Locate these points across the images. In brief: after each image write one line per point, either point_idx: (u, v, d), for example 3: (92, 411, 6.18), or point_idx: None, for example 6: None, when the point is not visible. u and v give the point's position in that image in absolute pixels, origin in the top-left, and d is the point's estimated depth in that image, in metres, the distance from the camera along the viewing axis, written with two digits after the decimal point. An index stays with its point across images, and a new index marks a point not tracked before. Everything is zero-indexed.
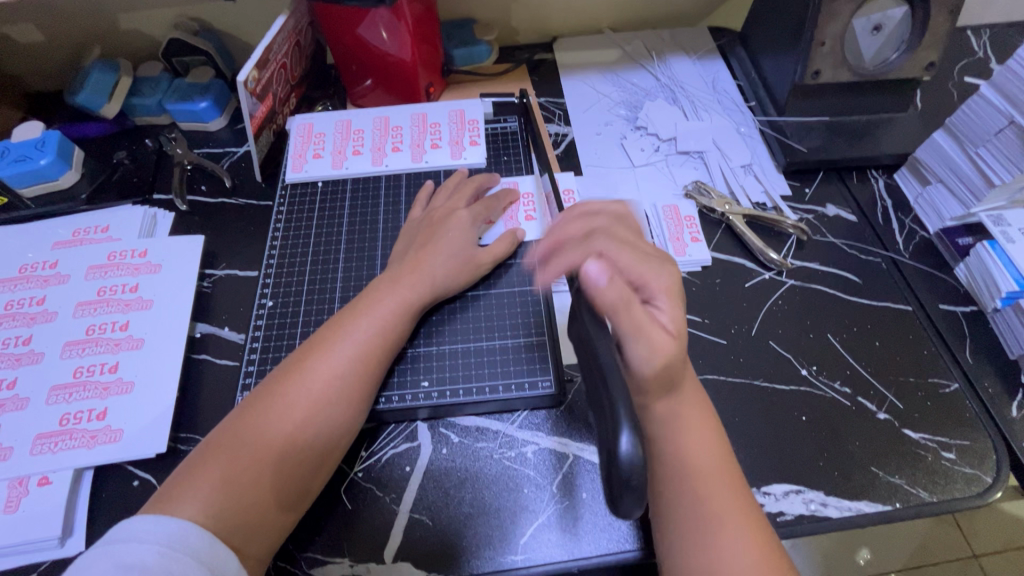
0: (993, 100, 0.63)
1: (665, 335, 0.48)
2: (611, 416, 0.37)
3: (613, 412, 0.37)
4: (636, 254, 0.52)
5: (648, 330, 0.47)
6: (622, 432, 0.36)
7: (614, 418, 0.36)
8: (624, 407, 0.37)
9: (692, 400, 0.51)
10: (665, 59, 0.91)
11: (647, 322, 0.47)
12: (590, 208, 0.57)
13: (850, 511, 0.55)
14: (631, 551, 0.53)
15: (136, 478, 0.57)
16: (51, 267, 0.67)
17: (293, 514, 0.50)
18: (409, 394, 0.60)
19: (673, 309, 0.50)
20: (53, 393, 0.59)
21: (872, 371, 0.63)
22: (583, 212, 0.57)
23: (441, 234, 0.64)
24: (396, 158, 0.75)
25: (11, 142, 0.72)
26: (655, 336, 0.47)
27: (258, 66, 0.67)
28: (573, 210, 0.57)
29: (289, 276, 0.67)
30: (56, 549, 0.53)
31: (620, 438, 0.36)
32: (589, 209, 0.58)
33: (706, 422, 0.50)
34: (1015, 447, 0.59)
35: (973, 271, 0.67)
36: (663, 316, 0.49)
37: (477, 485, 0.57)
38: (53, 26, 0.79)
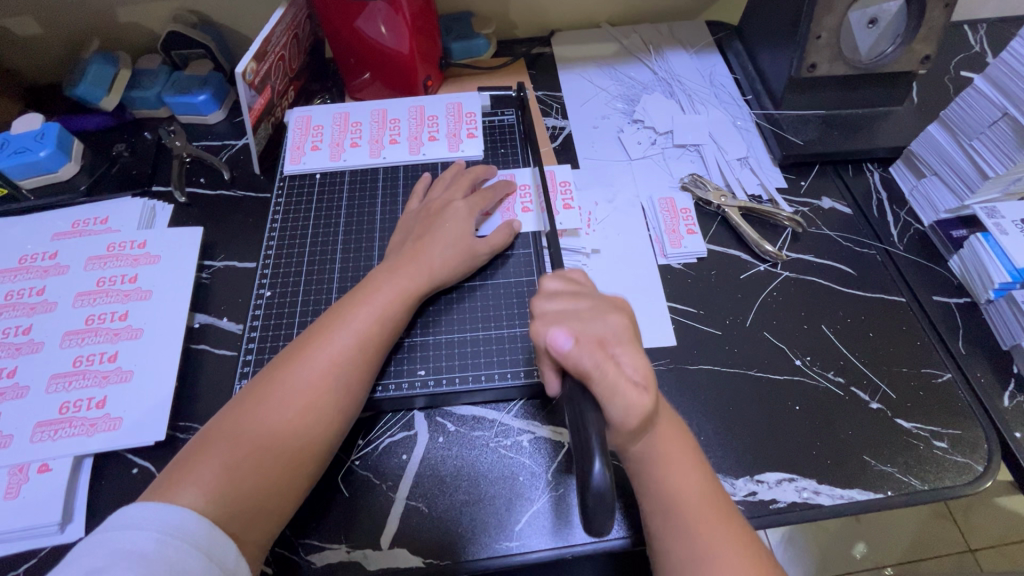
0: (987, 92, 0.63)
1: (637, 391, 0.46)
2: (585, 446, 0.42)
3: (586, 447, 0.42)
4: (595, 308, 0.51)
5: (615, 385, 0.46)
6: (594, 461, 0.40)
7: (587, 451, 0.41)
8: (597, 441, 0.42)
9: (671, 436, 0.50)
10: (662, 53, 0.92)
11: (615, 376, 0.46)
12: (563, 273, 0.56)
13: (842, 499, 0.55)
14: (620, 539, 0.54)
15: (135, 466, 0.57)
16: (50, 258, 0.68)
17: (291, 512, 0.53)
18: (406, 383, 0.60)
19: (636, 356, 0.48)
20: (53, 381, 0.60)
21: (866, 362, 0.63)
22: (560, 278, 0.55)
23: (438, 225, 0.64)
24: (394, 150, 0.76)
25: (11, 134, 0.73)
26: (629, 393, 0.46)
27: (256, 58, 0.68)
28: (551, 275, 0.56)
29: (287, 267, 0.67)
30: (57, 534, 0.53)
31: (592, 465, 0.40)
32: (564, 275, 0.56)
33: (689, 455, 0.50)
34: (1006, 437, 0.59)
35: (967, 264, 0.67)
36: (629, 368, 0.47)
37: (472, 473, 0.57)
38: (52, 19, 0.79)
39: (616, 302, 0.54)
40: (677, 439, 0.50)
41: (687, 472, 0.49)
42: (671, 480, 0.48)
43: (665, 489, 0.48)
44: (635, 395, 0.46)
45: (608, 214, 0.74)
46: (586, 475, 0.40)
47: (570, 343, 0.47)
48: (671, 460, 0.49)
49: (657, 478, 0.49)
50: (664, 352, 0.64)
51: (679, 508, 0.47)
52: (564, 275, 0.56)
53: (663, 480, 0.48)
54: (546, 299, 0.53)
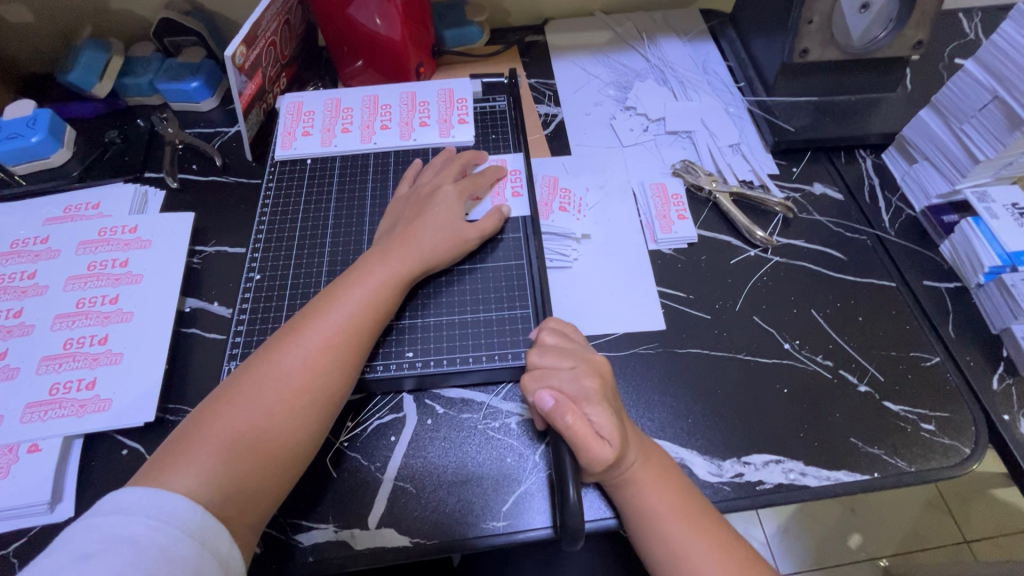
0: (978, 76, 0.63)
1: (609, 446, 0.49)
2: (562, 482, 0.47)
3: (563, 478, 0.47)
4: (575, 368, 0.54)
5: (583, 440, 0.49)
6: (569, 490, 0.46)
7: (563, 483, 0.47)
8: (570, 474, 0.48)
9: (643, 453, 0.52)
10: (655, 41, 0.91)
11: (584, 432, 0.49)
12: (560, 327, 0.58)
13: (829, 480, 0.56)
14: (610, 518, 0.54)
15: (124, 447, 0.58)
16: (42, 243, 0.68)
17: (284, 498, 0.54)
18: (395, 364, 0.60)
19: (607, 414, 0.51)
20: (43, 363, 0.60)
21: (855, 345, 0.63)
22: (554, 331, 0.57)
23: (428, 209, 0.64)
24: (384, 136, 0.76)
25: (3, 121, 0.73)
26: (595, 447, 0.49)
27: (246, 43, 0.68)
28: (545, 327, 0.57)
29: (276, 250, 0.68)
30: (47, 513, 0.54)
31: (568, 494, 0.46)
32: (557, 329, 0.58)
33: (662, 469, 0.52)
34: (994, 419, 0.59)
35: (958, 248, 0.67)
36: (599, 424, 0.50)
37: (460, 455, 0.58)
38: (45, 6, 0.79)
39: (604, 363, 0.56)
40: (647, 457, 0.52)
41: (661, 485, 0.50)
42: (645, 497, 0.50)
43: (643, 507, 0.50)
44: (602, 449, 0.49)
45: (599, 200, 0.74)
46: (563, 503, 0.45)
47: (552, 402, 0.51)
48: (644, 477, 0.50)
49: (631, 499, 0.50)
50: (652, 336, 0.64)
51: (657, 525, 0.49)
52: (559, 330, 0.57)
53: (638, 501, 0.50)
54: (536, 355, 0.55)
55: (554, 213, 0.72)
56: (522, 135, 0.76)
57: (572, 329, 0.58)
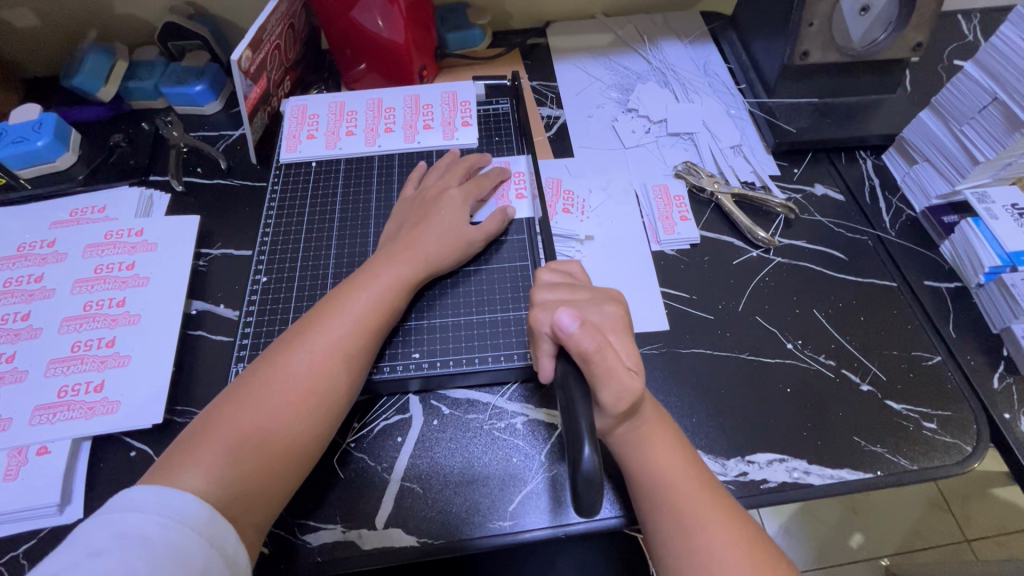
0: (977, 77, 0.64)
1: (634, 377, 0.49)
2: (575, 432, 0.43)
3: (576, 432, 0.43)
4: (593, 298, 0.54)
5: (615, 367, 0.47)
6: (583, 445, 0.42)
7: (575, 436, 0.42)
8: (585, 425, 0.43)
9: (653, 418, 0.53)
10: (657, 43, 0.92)
11: (615, 360, 0.47)
12: (559, 266, 0.59)
13: (832, 479, 0.56)
14: (616, 517, 0.55)
15: (133, 449, 0.58)
16: (49, 246, 0.68)
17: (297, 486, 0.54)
18: (401, 366, 0.61)
19: (628, 344, 0.52)
20: (51, 366, 0.60)
21: (857, 345, 0.64)
22: (556, 271, 0.58)
23: (433, 212, 0.65)
24: (389, 138, 0.76)
25: (10, 124, 0.74)
26: (624, 379, 0.48)
27: (252, 46, 0.68)
28: (548, 268, 0.58)
29: (283, 252, 0.68)
30: (56, 515, 0.54)
31: (582, 450, 0.41)
32: (560, 269, 0.59)
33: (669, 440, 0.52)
34: (995, 417, 0.60)
35: (957, 248, 0.68)
36: (623, 355, 0.50)
37: (467, 454, 0.58)
38: (50, 10, 0.80)
39: (610, 290, 0.56)
40: (658, 422, 0.53)
41: (666, 450, 0.51)
42: (661, 476, 0.50)
43: (647, 469, 0.50)
44: (630, 380, 0.48)
45: (602, 202, 0.75)
46: (576, 462, 0.41)
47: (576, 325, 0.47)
48: (660, 457, 0.51)
49: (637, 462, 0.51)
50: (657, 336, 0.65)
51: (660, 487, 0.50)
52: (562, 268, 0.58)
53: (643, 464, 0.51)
54: (546, 290, 0.55)
55: (558, 215, 0.73)
56: (526, 136, 0.76)
57: (572, 263, 0.59)
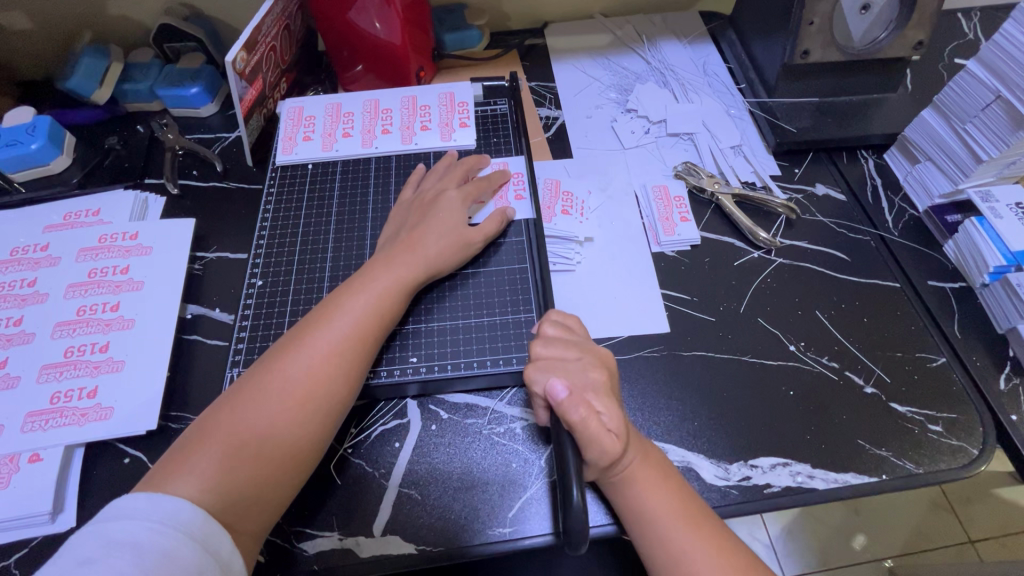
0: (980, 76, 0.63)
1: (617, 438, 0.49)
2: (565, 478, 0.44)
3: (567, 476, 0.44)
4: (582, 361, 0.54)
5: (595, 433, 0.48)
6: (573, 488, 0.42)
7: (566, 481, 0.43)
8: (575, 471, 0.44)
9: (643, 456, 0.51)
10: (655, 43, 0.91)
11: (596, 426, 0.48)
12: (560, 319, 0.58)
13: (837, 482, 0.55)
14: (611, 524, 0.53)
15: (126, 456, 0.57)
16: (42, 250, 0.67)
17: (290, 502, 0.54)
18: (399, 369, 0.60)
19: (613, 408, 0.51)
20: (43, 372, 0.59)
21: (860, 346, 0.63)
22: (555, 324, 0.57)
23: (431, 215, 0.64)
24: (386, 140, 0.76)
25: (3, 128, 0.73)
26: (603, 441, 0.48)
27: (247, 48, 0.67)
28: (547, 320, 0.57)
29: (279, 255, 0.67)
30: (47, 524, 0.53)
31: (571, 494, 0.42)
32: (560, 321, 0.57)
33: (661, 473, 0.51)
34: (1001, 419, 0.59)
35: (961, 248, 0.67)
36: (606, 418, 0.50)
37: (465, 460, 0.57)
38: (45, 12, 0.79)
39: (607, 354, 0.56)
40: (647, 457, 0.51)
41: (659, 487, 0.50)
42: (656, 518, 0.49)
43: (641, 511, 0.50)
44: (611, 443, 0.48)
45: (601, 203, 0.74)
46: (566, 502, 0.42)
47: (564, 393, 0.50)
48: (654, 496, 0.50)
49: (633, 503, 0.50)
50: (657, 339, 0.64)
51: (656, 529, 0.49)
52: (561, 322, 0.57)
53: (639, 505, 0.50)
54: (539, 346, 0.55)
55: (556, 217, 0.72)
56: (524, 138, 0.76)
57: (573, 321, 0.58)
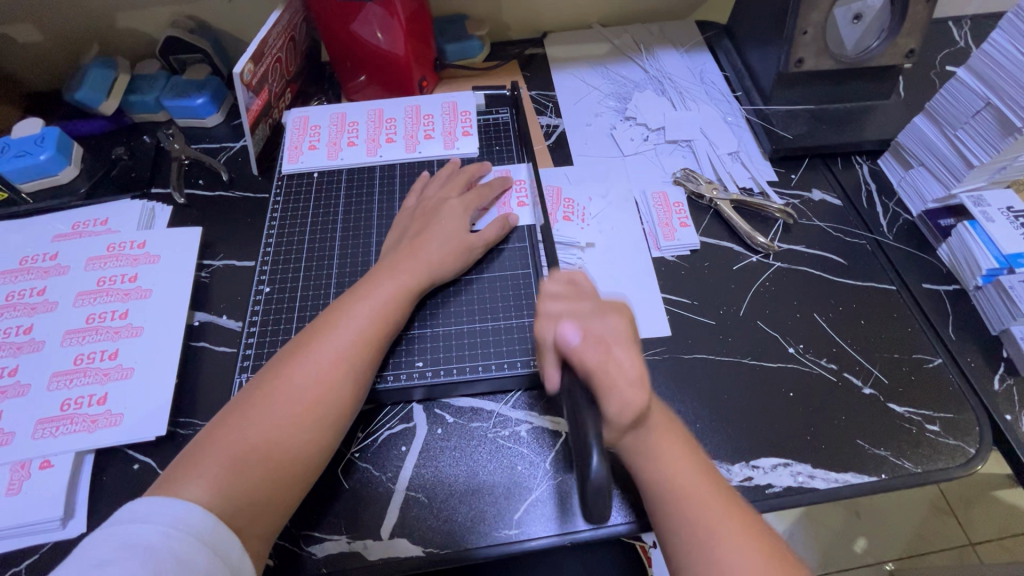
0: (969, 83, 0.64)
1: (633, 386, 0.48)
2: (582, 440, 0.42)
3: (585, 444, 0.42)
4: (596, 309, 0.53)
5: (615, 384, 0.48)
6: (591, 457, 0.40)
7: (585, 446, 0.41)
8: (594, 434, 0.42)
9: (662, 427, 0.52)
10: (653, 52, 0.93)
11: (615, 375, 0.48)
12: (566, 275, 0.58)
13: (837, 482, 0.56)
14: (622, 524, 0.54)
15: (137, 462, 0.58)
16: (51, 259, 0.68)
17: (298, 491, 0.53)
18: (405, 374, 0.61)
19: (634, 356, 0.50)
20: (54, 379, 0.60)
21: (858, 348, 0.64)
22: (561, 281, 0.57)
23: (435, 222, 0.65)
24: (390, 148, 0.77)
25: (12, 139, 0.74)
26: (625, 391, 0.48)
27: (254, 60, 0.69)
28: (552, 277, 0.58)
29: (285, 263, 0.68)
30: (59, 530, 0.54)
31: (589, 462, 0.40)
32: (566, 279, 0.58)
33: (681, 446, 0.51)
34: (996, 418, 0.60)
35: (955, 252, 0.68)
36: (627, 366, 0.49)
37: (471, 463, 0.58)
38: (54, 25, 0.80)
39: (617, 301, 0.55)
40: (667, 430, 0.52)
41: (678, 458, 0.50)
42: (676, 486, 0.49)
43: (660, 480, 0.50)
44: (632, 393, 0.48)
45: (602, 209, 0.75)
46: (585, 467, 0.40)
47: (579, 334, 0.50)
48: (673, 465, 0.50)
49: (653, 473, 0.50)
50: (659, 342, 0.65)
51: (675, 500, 0.49)
52: (567, 279, 0.57)
53: (658, 473, 0.50)
54: (552, 302, 0.55)
55: (560, 223, 0.73)
56: (527, 146, 0.77)
57: (582, 275, 0.58)
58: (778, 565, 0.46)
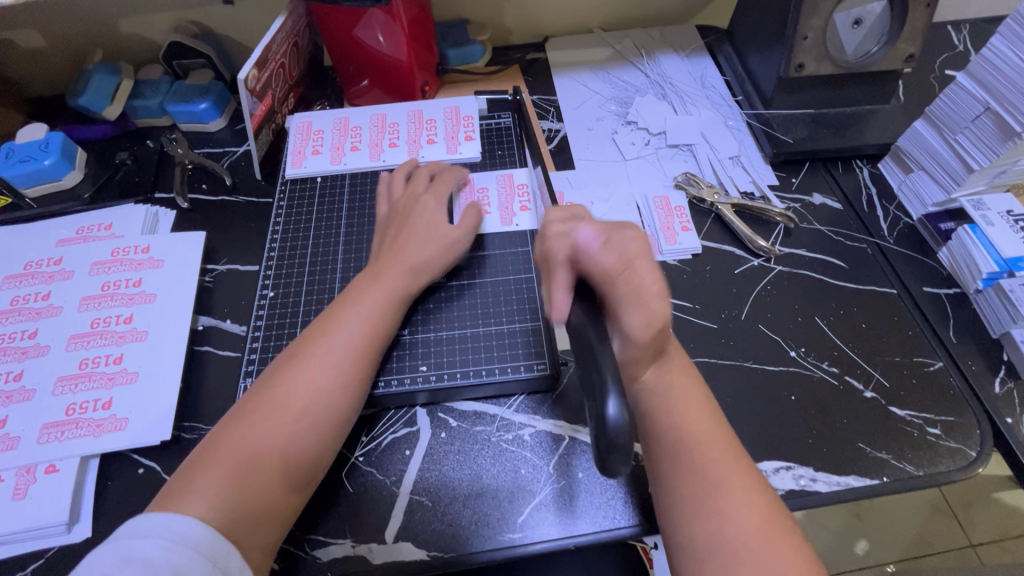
0: (968, 87, 0.65)
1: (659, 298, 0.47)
2: (599, 381, 0.39)
3: (601, 386, 0.39)
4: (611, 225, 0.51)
5: (643, 295, 0.46)
6: (609, 400, 0.38)
7: (601, 388, 0.39)
8: (611, 376, 0.39)
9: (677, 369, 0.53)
10: (653, 56, 0.94)
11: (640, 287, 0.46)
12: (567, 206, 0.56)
13: (839, 485, 0.56)
14: (626, 527, 0.55)
15: (141, 466, 0.58)
16: (55, 264, 0.69)
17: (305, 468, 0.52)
18: (408, 379, 0.61)
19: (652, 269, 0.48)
20: (59, 384, 0.60)
21: (860, 351, 0.65)
22: (561, 212, 0.55)
23: (411, 220, 0.65)
24: (393, 153, 0.77)
25: (16, 144, 0.74)
26: (651, 303, 0.46)
27: (258, 66, 0.69)
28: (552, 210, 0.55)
29: (289, 268, 0.69)
30: (64, 534, 0.54)
31: (607, 407, 0.38)
32: (566, 208, 0.56)
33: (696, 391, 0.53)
34: (997, 422, 0.60)
35: (955, 255, 0.69)
36: (648, 279, 0.47)
37: (475, 467, 0.58)
38: (58, 31, 0.81)
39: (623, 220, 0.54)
40: (683, 373, 0.53)
41: (689, 399, 0.52)
42: (682, 421, 0.50)
43: (669, 413, 0.50)
44: (658, 305, 0.46)
45: (604, 213, 0.76)
46: (604, 416, 0.38)
47: (597, 242, 0.50)
48: (682, 404, 0.51)
49: (663, 406, 0.51)
50: None
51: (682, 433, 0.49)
52: (569, 208, 0.56)
53: (669, 408, 0.51)
54: (561, 225, 0.53)
55: None
56: (533, 141, 0.77)
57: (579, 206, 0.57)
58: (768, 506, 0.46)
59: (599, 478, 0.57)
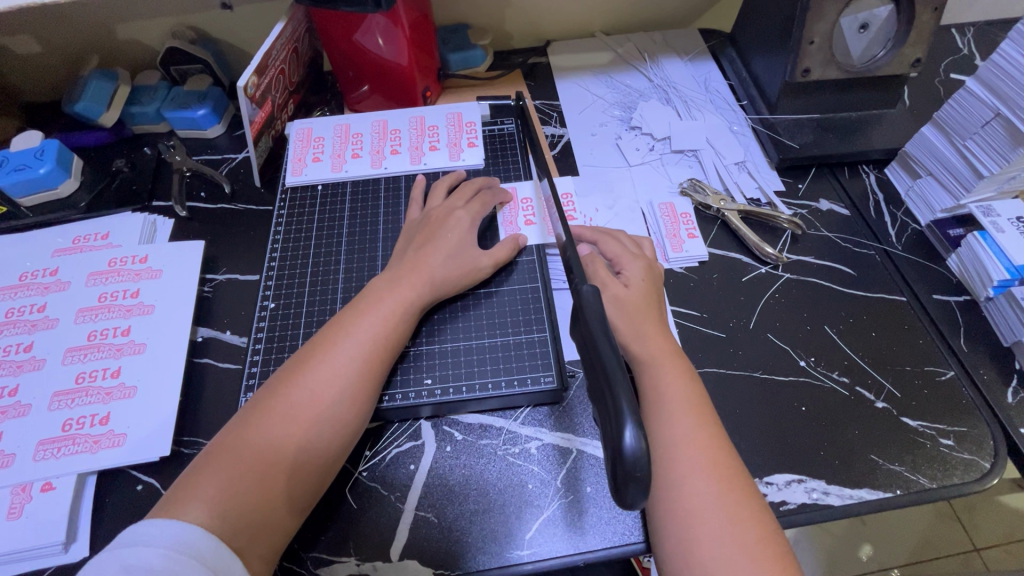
0: (978, 93, 0.64)
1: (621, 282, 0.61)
2: (615, 402, 0.39)
3: (617, 412, 0.39)
4: (631, 254, 0.64)
5: (598, 270, 0.62)
6: (626, 428, 0.38)
7: (618, 415, 0.39)
8: (628, 403, 0.39)
9: (665, 349, 0.56)
10: (657, 61, 0.93)
11: (602, 270, 0.62)
12: (635, 239, 0.68)
13: (852, 499, 0.55)
14: (639, 543, 0.53)
15: (139, 483, 0.57)
16: (51, 274, 0.67)
17: (311, 484, 0.50)
18: (413, 392, 0.60)
19: (637, 279, 0.61)
20: (55, 399, 0.59)
21: (870, 361, 0.64)
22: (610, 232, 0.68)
23: (442, 234, 0.64)
24: (395, 160, 0.76)
25: (11, 152, 0.73)
26: (614, 285, 0.60)
27: (258, 72, 0.68)
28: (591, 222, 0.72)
29: (290, 277, 0.67)
30: (61, 554, 0.52)
31: (624, 435, 0.38)
32: (634, 241, 0.67)
33: (687, 372, 0.55)
34: (1011, 432, 0.59)
35: (965, 262, 0.68)
36: (625, 277, 0.62)
37: (481, 481, 0.57)
38: (53, 36, 0.79)
39: (654, 266, 0.65)
40: (674, 355, 0.56)
41: (679, 375, 0.54)
42: (669, 391, 0.53)
43: (657, 385, 0.54)
44: (615, 283, 0.61)
45: (609, 219, 0.75)
46: (618, 443, 0.38)
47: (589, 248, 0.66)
48: (672, 379, 0.54)
49: (653, 380, 0.54)
50: None
51: (669, 405, 0.52)
52: (635, 241, 0.67)
53: (659, 382, 0.54)
54: (593, 233, 0.67)
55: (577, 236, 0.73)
56: (530, 135, 0.73)
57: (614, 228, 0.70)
58: (743, 489, 0.48)
59: (607, 494, 0.56)
